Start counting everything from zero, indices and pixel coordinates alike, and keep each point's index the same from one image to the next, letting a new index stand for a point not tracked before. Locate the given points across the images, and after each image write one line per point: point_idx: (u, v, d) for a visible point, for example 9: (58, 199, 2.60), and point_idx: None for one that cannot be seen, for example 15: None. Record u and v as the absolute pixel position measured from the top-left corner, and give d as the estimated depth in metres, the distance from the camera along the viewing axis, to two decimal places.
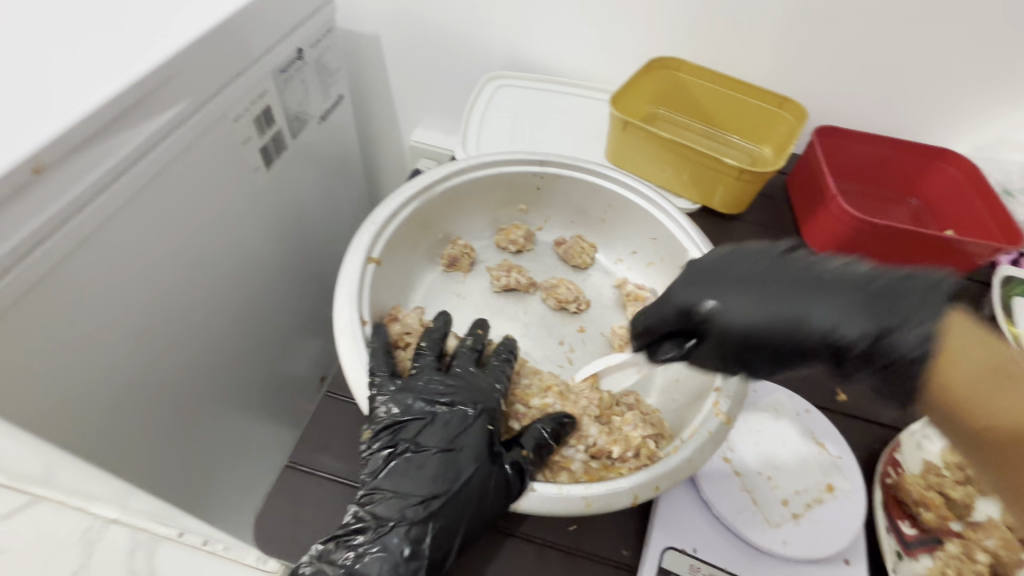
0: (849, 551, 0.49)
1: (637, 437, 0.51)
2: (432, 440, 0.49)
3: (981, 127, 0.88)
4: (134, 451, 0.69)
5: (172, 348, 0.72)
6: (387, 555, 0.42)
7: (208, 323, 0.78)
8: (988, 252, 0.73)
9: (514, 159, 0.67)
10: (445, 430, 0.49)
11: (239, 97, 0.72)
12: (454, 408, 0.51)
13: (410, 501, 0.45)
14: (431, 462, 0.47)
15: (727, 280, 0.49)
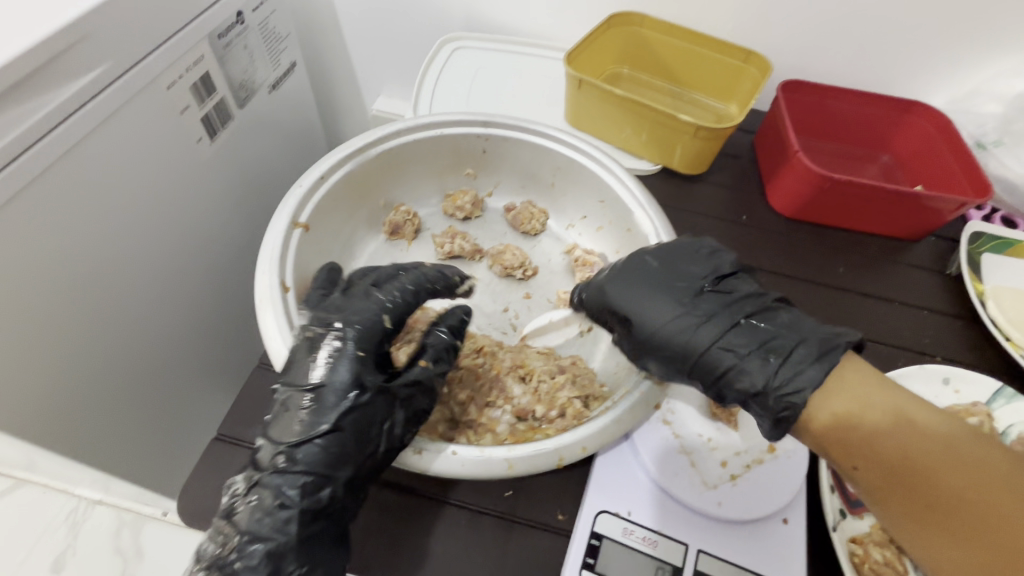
0: (788, 510, 0.48)
1: (564, 397, 0.49)
2: (332, 383, 0.43)
3: (957, 79, 0.84)
4: (86, 434, 0.67)
5: (119, 330, 0.69)
6: (289, 491, 0.41)
7: (162, 301, 0.76)
8: (954, 207, 0.70)
9: (456, 120, 0.64)
10: (343, 381, 0.43)
11: (170, 62, 0.68)
12: (340, 352, 0.44)
13: (306, 472, 0.41)
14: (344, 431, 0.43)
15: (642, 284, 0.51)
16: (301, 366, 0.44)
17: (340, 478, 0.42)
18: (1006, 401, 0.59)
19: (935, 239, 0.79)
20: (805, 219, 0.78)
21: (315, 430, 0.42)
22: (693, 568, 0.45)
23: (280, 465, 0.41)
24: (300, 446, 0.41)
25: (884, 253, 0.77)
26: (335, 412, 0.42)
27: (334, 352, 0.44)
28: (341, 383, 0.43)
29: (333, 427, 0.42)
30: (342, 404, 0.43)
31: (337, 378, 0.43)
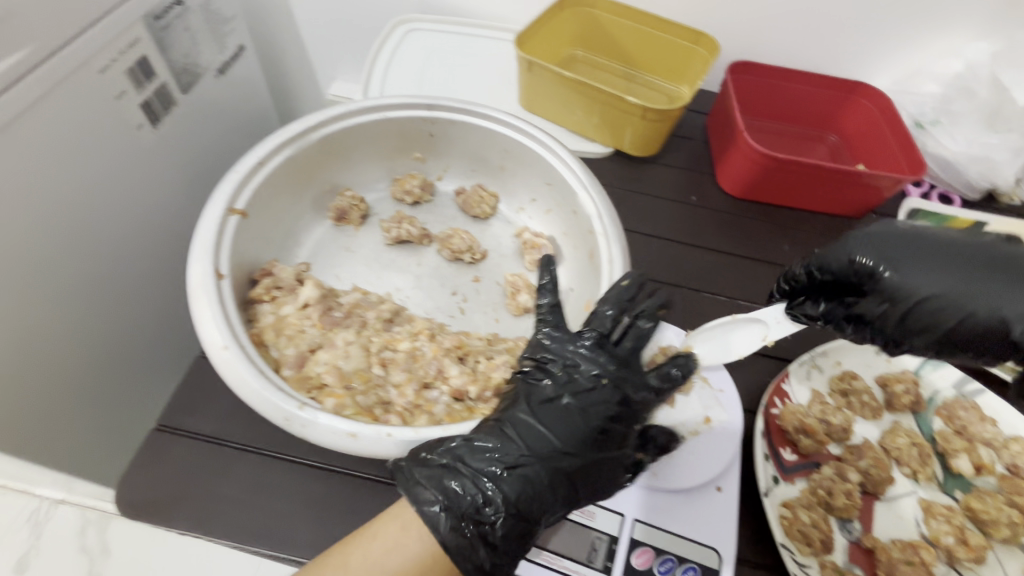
0: (722, 478, 0.50)
1: (500, 377, 0.49)
2: (553, 427, 0.42)
3: (897, 60, 0.87)
4: (47, 433, 0.64)
5: (66, 326, 0.67)
6: (469, 534, 0.37)
7: (122, 302, 0.73)
8: (891, 183, 0.72)
9: (400, 103, 0.63)
10: (576, 424, 0.43)
11: (101, 46, 0.65)
12: (569, 399, 0.44)
13: (496, 512, 0.38)
14: (519, 475, 0.40)
15: (910, 261, 0.43)
16: (538, 414, 0.43)
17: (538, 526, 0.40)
18: (933, 369, 0.61)
19: (878, 216, 0.81)
20: (754, 198, 0.80)
21: (517, 478, 0.40)
22: (629, 537, 0.47)
23: (468, 509, 0.38)
24: (495, 493, 0.39)
25: (830, 232, 0.79)
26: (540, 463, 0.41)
27: (572, 398, 0.44)
28: (553, 433, 0.42)
29: (540, 473, 0.41)
30: (551, 456, 0.41)
31: (577, 421, 0.43)
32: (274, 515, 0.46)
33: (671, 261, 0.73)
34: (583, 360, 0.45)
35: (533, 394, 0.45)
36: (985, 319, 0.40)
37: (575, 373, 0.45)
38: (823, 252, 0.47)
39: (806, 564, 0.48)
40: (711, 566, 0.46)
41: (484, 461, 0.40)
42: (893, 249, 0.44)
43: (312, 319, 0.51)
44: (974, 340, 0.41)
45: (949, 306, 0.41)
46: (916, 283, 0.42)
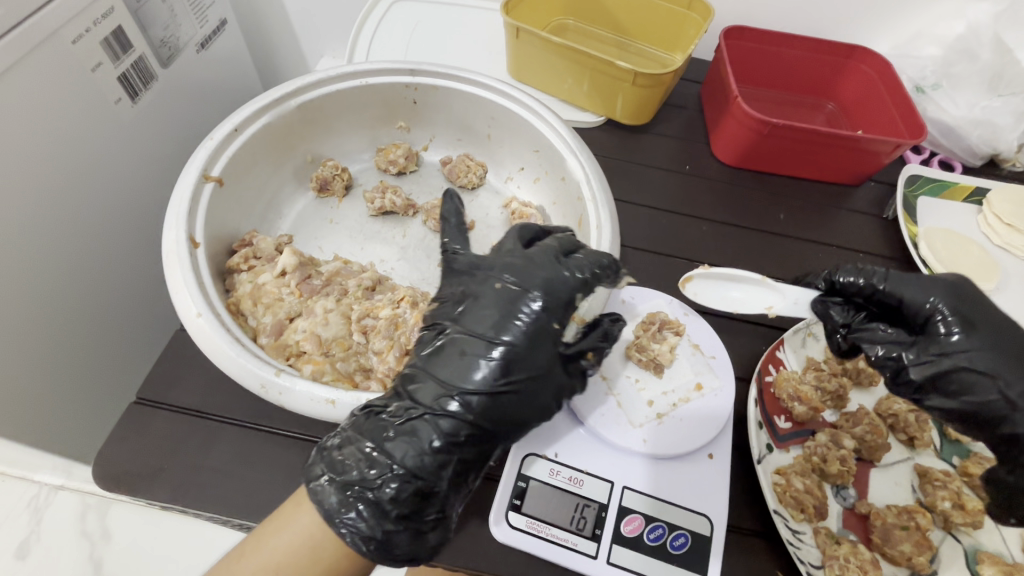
0: (714, 445, 0.49)
1: None
2: (445, 374, 0.41)
3: (900, 23, 0.84)
4: (24, 415, 0.63)
5: (48, 311, 0.64)
6: (360, 507, 0.37)
7: (101, 281, 0.72)
8: (890, 148, 0.70)
9: (381, 69, 0.61)
10: (469, 362, 0.41)
11: (74, 13, 0.61)
12: (457, 342, 0.42)
13: (385, 480, 0.38)
14: (405, 441, 0.39)
15: (983, 332, 0.44)
16: (427, 367, 0.42)
17: (439, 481, 0.39)
18: None
19: (876, 184, 0.79)
20: (749, 167, 0.78)
21: (409, 440, 0.39)
22: (618, 505, 0.46)
23: (356, 479, 0.38)
24: (382, 460, 0.39)
25: (827, 200, 0.77)
26: (428, 419, 0.40)
27: (461, 337, 0.42)
28: (438, 384, 0.41)
29: (429, 428, 0.39)
30: (440, 406, 0.40)
31: (469, 362, 0.41)
32: (255, 486, 0.45)
33: (663, 230, 0.71)
34: (475, 289, 0.44)
35: (429, 347, 0.43)
36: (1015, 407, 0.42)
37: (462, 314, 0.44)
38: (902, 277, 0.47)
39: (800, 531, 0.47)
40: (702, 532, 0.45)
41: (370, 427, 0.40)
42: (970, 311, 0.45)
43: (291, 286, 0.51)
44: (985, 415, 0.43)
45: (994, 382, 0.43)
46: (982, 351, 0.43)
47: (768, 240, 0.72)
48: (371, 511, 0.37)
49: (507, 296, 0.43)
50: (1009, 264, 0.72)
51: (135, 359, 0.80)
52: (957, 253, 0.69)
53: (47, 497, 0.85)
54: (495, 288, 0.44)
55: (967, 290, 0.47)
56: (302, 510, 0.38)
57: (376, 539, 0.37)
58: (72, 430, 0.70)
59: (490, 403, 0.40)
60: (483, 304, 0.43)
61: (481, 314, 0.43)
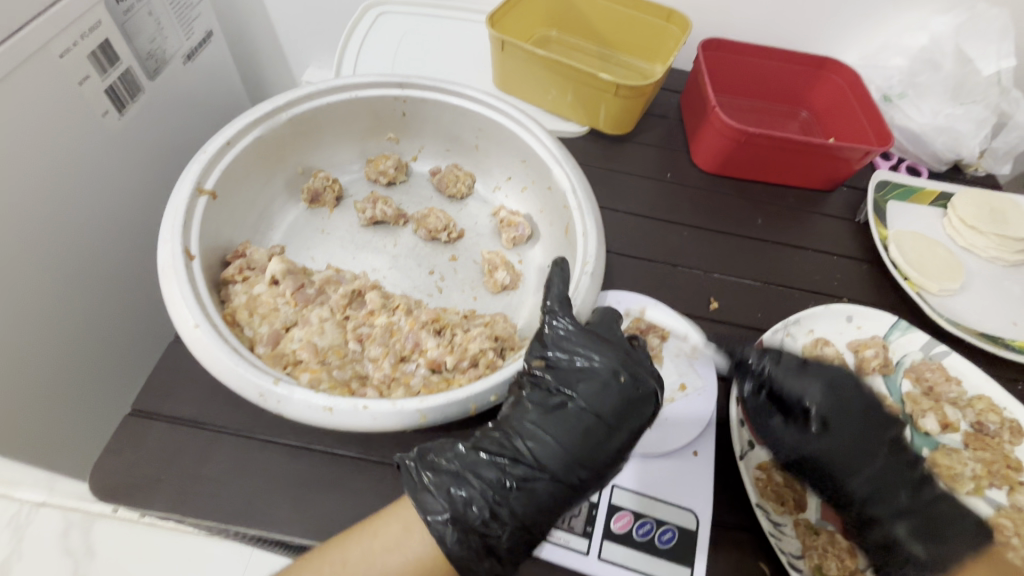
0: (698, 443, 0.52)
1: (476, 348, 0.50)
2: (587, 415, 0.43)
3: (866, 36, 0.88)
4: (13, 429, 0.62)
5: (39, 324, 0.64)
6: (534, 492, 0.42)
7: (92, 296, 0.72)
8: (860, 156, 0.73)
9: (370, 82, 0.63)
10: (581, 429, 0.43)
11: (62, 27, 0.61)
12: (576, 410, 0.44)
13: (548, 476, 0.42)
14: (580, 426, 0.43)
15: (844, 428, 0.50)
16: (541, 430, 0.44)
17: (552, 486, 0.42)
18: (902, 333, 0.64)
19: (847, 189, 0.83)
20: (727, 174, 0.81)
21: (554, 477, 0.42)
22: (608, 502, 0.48)
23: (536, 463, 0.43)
24: (506, 507, 0.41)
25: (802, 206, 0.80)
26: (547, 473, 0.42)
27: (582, 409, 0.44)
28: (561, 448, 0.43)
29: (558, 464, 0.42)
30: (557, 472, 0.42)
31: (580, 433, 0.43)
32: (252, 494, 0.46)
33: (646, 236, 0.73)
34: (597, 364, 0.45)
35: (538, 402, 0.45)
36: (849, 498, 0.49)
37: (581, 385, 0.45)
38: (789, 368, 0.51)
39: (780, 523, 0.49)
40: (688, 526, 0.47)
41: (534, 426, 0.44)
42: (830, 411, 0.50)
43: (285, 296, 0.53)
44: (826, 497, 0.50)
45: (835, 475, 0.49)
46: (829, 450, 0.49)
47: (746, 244, 0.75)
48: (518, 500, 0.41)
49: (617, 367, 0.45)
50: (973, 264, 0.76)
51: (123, 371, 0.79)
52: (925, 254, 0.73)
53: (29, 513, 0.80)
54: (613, 375, 0.44)
55: (842, 376, 0.52)
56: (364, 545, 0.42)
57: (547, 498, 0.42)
58: (65, 442, 0.70)
59: (606, 456, 0.43)
60: (581, 384, 0.45)
61: (592, 388, 0.44)
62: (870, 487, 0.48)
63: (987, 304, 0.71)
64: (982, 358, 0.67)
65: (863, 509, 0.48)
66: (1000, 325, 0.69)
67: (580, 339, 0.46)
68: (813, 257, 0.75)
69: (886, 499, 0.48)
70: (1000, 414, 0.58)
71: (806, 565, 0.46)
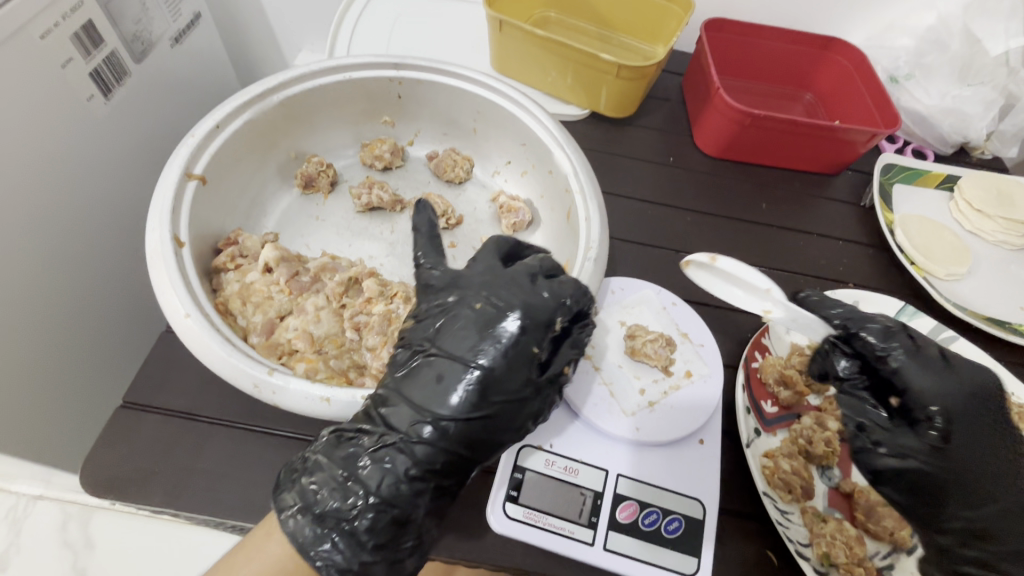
0: (704, 432, 0.51)
1: None
2: (453, 365, 0.42)
3: (872, 16, 0.86)
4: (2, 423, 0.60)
5: (26, 315, 0.62)
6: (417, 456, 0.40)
7: (81, 287, 0.70)
8: (867, 138, 0.71)
9: (364, 63, 0.61)
10: (448, 387, 0.41)
11: (42, 7, 0.59)
12: (434, 362, 0.42)
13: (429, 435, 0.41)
14: (450, 376, 0.42)
15: (979, 423, 0.42)
16: (400, 389, 0.42)
17: (445, 451, 0.41)
18: (909, 318, 0.63)
19: (852, 173, 0.81)
20: (730, 158, 0.79)
21: (432, 426, 0.41)
22: (613, 492, 0.47)
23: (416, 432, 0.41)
24: (360, 495, 0.39)
25: (807, 190, 0.79)
26: (418, 439, 0.41)
27: (440, 359, 0.42)
28: (415, 403, 0.41)
29: (414, 421, 0.41)
30: (415, 431, 0.41)
31: (446, 385, 0.41)
32: (249, 487, 0.45)
33: (649, 221, 0.72)
34: (454, 306, 0.45)
35: (404, 362, 0.44)
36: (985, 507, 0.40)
37: (440, 333, 0.44)
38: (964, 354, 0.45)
39: (787, 512, 0.48)
40: (695, 516, 0.46)
41: (407, 390, 0.42)
42: (956, 396, 0.42)
43: (279, 284, 0.51)
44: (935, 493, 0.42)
45: (959, 480, 0.41)
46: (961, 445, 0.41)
47: (750, 229, 0.73)
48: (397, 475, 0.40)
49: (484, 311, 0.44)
50: (979, 247, 0.75)
51: (114, 363, 0.77)
52: (932, 238, 0.71)
53: (26, 506, 0.76)
54: (472, 310, 0.44)
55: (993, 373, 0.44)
56: (273, 542, 0.38)
57: (435, 459, 0.41)
58: (56, 435, 0.68)
59: (476, 400, 0.41)
60: (450, 331, 0.43)
61: (457, 332, 0.43)
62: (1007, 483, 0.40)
63: (994, 288, 0.70)
64: (988, 342, 0.66)
65: (996, 525, 0.39)
66: (1007, 310, 0.68)
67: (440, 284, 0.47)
68: (818, 242, 0.74)
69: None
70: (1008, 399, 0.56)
71: (812, 554, 0.46)
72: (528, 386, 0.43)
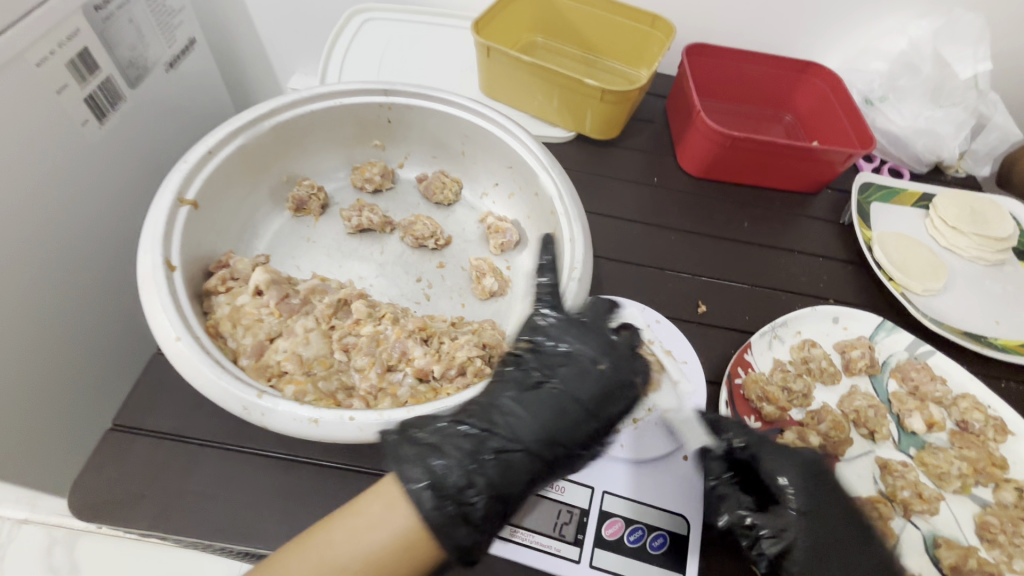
0: (688, 448, 0.52)
1: (463, 356, 0.50)
2: (575, 396, 0.44)
3: (846, 41, 0.89)
4: None
5: (16, 338, 0.62)
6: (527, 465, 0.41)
7: (70, 309, 0.70)
8: (843, 159, 0.74)
9: (355, 89, 0.63)
10: (566, 414, 0.44)
11: (40, 35, 0.60)
12: (561, 388, 0.45)
13: (542, 455, 0.42)
14: (574, 407, 0.44)
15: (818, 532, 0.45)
16: (528, 400, 0.44)
17: (546, 473, 0.42)
18: (887, 334, 0.64)
19: (831, 192, 0.84)
20: (713, 178, 0.82)
21: (546, 448, 0.42)
22: (599, 509, 0.48)
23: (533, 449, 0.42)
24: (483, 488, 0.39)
25: (788, 208, 0.81)
26: (530, 449, 0.41)
27: (562, 390, 0.44)
28: (537, 422, 0.42)
29: (533, 437, 0.42)
30: (532, 447, 0.42)
31: (565, 414, 0.43)
32: (237, 508, 0.45)
33: (634, 240, 0.74)
34: (582, 349, 0.47)
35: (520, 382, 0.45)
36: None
37: (564, 370, 0.46)
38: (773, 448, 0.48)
39: None
40: (678, 532, 0.47)
41: (533, 400, 0.44)
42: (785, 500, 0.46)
43: (269, 306, 0.52)
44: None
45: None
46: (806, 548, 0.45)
47: (733, 247, 0.75)
48: (507, 481, 0.40)
49: (608, 371, 0.46)
50: (955, 263, 0.77)
51: (103, 384, 0.77)
52: (908, 254, 0.74)
53: None
54: (597, 365, 0.46)
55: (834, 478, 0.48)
56: (399, 514, 0.36)
57: (537, 478, 0.42)
58: (44, 458, 0.68)
59: (585, 436, 0.44)
60: (573, 371, 0.46)
61: (579, 377, 0.45)
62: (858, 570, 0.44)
63: (969, 303, 0.72)
64: (965, 356, 0.68)
65: None
66: (983, 324, 0.70)
67: (561, 327, 0.48)
68: (799, 259, 0.75)
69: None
70: (984, 412, 0.59)
71: None
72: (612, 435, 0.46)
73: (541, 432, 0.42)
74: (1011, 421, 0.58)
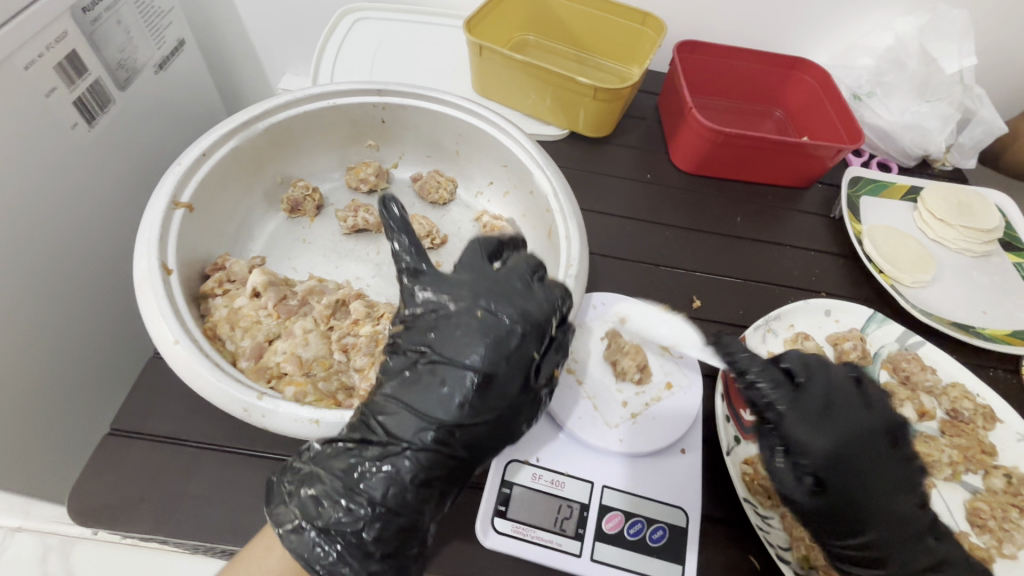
0: (686, 441, 0.52)
1: None
2: (456, 371, 0.42)
3: (834, 37, 0.90)
4: None
5: (9, 344, 0.62)
6: (418, 460, 0.41)
7: (64, 314, 0.70)
8: (833, 153, 0.75)
9: (349, 89, 0.63)
10: (448, 398, 0.42)
11: (28, 38, 0.59)
12: (435, 369, 0.43)
13: (432, 442, 0.41)
14: (454, 380, 0.42)
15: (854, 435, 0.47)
16: (401, 394, 0.43)
17: (452, 455, 0.42)
18: (878, 326, 0.65)
19: (822, 187, 0.85)
20: (706, 174, 0.82)
21: (434, 433, 0.41)
22: (599, 504, 0.48)
23: (421, 438, 0.41)
24: (370, 499, 0.40)
25: (780, 203, 0.82)
26: (416, 444, 0.41)
27: (441, 364, 0.42)
28: (417, 414, 0.42)
29: (416, 433, 0.41)
30: (420, 439, 0.41)
31: (451, 392, 0.42)
32: (238, 509, 0.45)
33: (629, 237, 0.74)
34: (455, 311, 0.44)
35: (400, 370, 0.44)
36: (862, 536, 0.45)
37: (437, 339, 0.43)
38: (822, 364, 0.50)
39: (767, 517, 0.49)
40: (678, 524, 0.48)
41: (414, 391, 0.42)
42: (836, 444, 0.46)
43: (267, 308, 0.52)
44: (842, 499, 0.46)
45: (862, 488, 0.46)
46: (835, 484, 0.46)
47: (726, 242, 0.76)
48: (397, 481, 0.41)
49: (491, 325, 0.43)
50: (943, 255, 0.78)
51: (98, 389, 0.76)
52: (898, 247, 0.75)
53: None
54: (476, 316, 0.43)
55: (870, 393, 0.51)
56: (274, 555, 0.40)
57: (436, 467, 0.41)
58: (40, 464, 0.67)
59: (479, 410, 0.42)
60: (456, 336, 0.43)
61: (458, 339, 0.43)
62: (884, 519, 0.45)
63: (958, 294, 0.73)
64: (954, 346, 0.69)
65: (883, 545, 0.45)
66: (970, 314, 0.72)
67: (434, 285, 0.46)
68: (791, 253, 0.76)
69: (906, 537, 0.45)
70: (973, 400, 0.60)
71: (793, 557, 0.47)
72: (525, 391, 0.44)
73: (422, 418, 0.42)
74: (1000, 410, 0.59)
